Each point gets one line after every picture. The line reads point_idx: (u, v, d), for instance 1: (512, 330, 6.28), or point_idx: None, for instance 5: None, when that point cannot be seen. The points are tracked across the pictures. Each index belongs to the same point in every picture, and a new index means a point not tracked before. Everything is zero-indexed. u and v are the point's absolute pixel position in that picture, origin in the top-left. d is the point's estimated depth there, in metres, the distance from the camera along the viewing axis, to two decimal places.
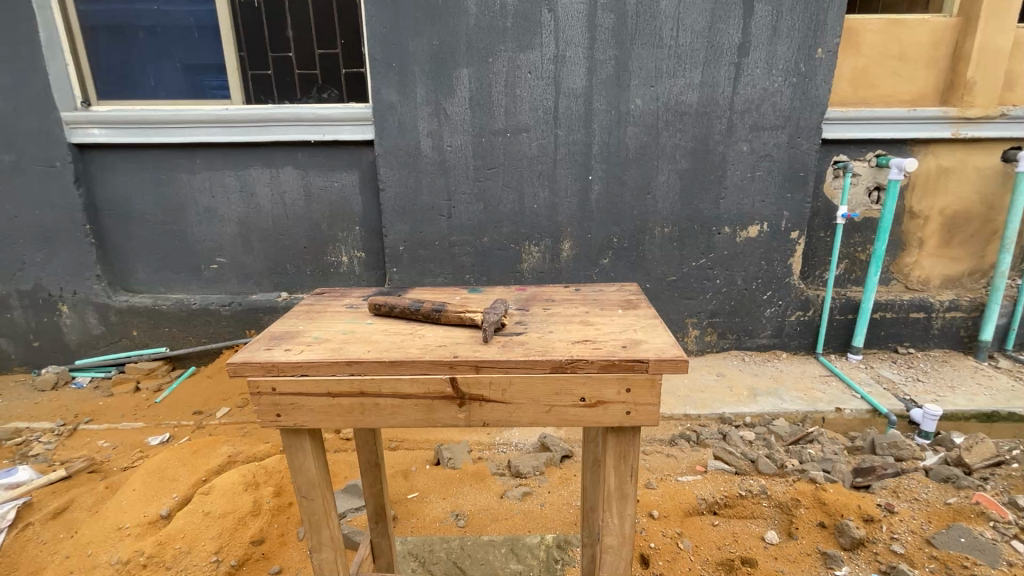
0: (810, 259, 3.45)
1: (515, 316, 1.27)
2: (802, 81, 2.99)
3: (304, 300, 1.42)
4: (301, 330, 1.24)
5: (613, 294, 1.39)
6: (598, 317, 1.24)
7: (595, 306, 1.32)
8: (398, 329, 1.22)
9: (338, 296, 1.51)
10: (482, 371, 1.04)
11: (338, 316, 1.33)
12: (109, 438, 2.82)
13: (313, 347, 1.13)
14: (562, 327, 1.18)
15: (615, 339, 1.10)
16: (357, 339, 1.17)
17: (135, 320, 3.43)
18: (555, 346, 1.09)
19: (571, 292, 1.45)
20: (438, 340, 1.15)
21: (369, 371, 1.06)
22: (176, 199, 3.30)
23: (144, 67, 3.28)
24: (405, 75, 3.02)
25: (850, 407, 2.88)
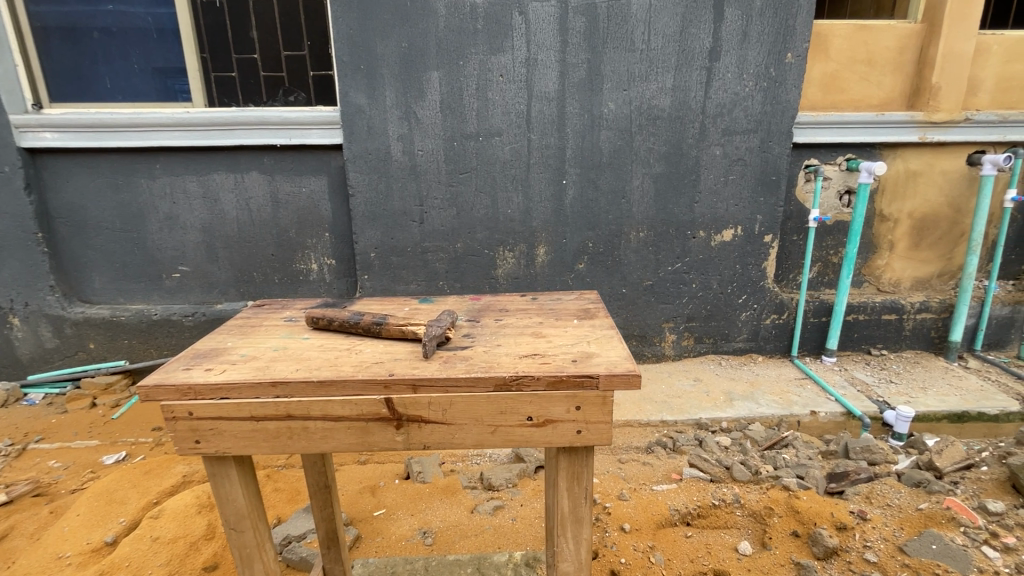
0: (784, 263, 3.46)
1: (466, 327, 1.23)
2: (773, 85, 3.00)
3: (241, 313, 1.35)
4: (229, 346, 1.18)
5: (571, 304, 1.36)
6: (552, 329, 1.20)
7: (550, 316, 1.29)
8: (335, 344, 1.17)
9: (278, 308, 1.44)
10: (420, 391, 0.99)
11: (275, 330, 1.27)
12: (60, 458, 2.68)
13: (238, 367, 1.07)
14: (513, 341, 1.14)
15: (566, 352, 1.07)
16: (289, 356, 1.11)
17: (93, 332, 3.28)
18: (501, 361, 1.05)
19: (528, 301, 1.40)
20: (378, 356, 1.09)
21: (297, 392, 1.01)
22: (135, 206, 3.17)
23: (99, 68, 3.15)
24: (373, 78, 2.95)
25: (824, 411, 2.87)
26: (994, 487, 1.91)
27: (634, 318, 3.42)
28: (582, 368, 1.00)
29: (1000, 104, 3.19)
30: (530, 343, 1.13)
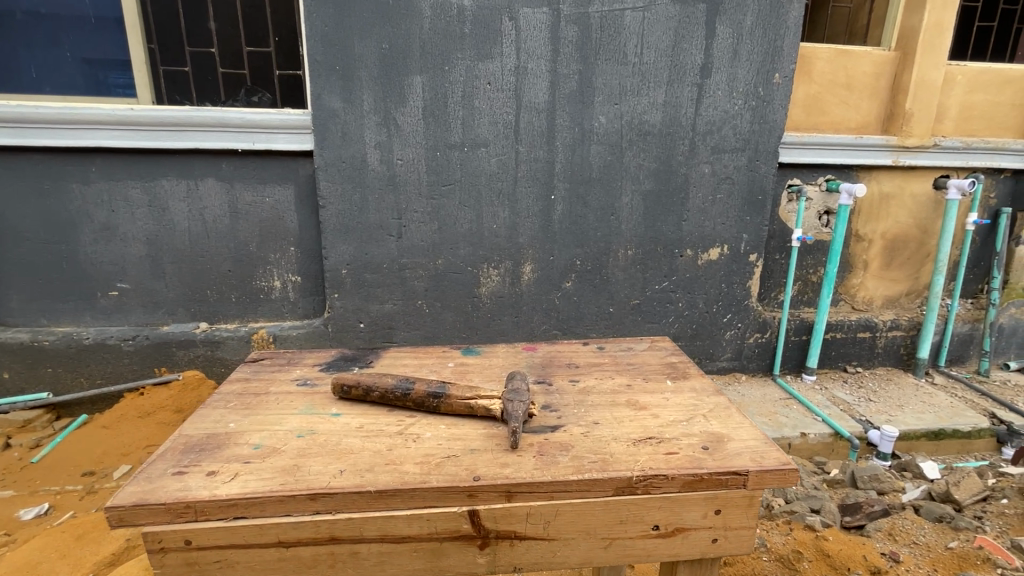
0: (766, 281, 3.45)
1: (544, 398, 1.46)
2: (761, 105, 2.99)
3: (243, 378, 1.56)
4: (230, 432, 1.29)
5: (655, 362, 1.70)
6: (643, 396, 1.46)
7: (635, 377, 1.59)
8: (386, 431, 1.29)
9: (286, 367, 1.66)
10: (515, 499, 1.10)
11: (298, 401, 1.43)
12: None
13: (261, 467, 1.14)
14: (619, 410, 1.40)
15: (695, 438, 1.25)
16: (322, 449, 1.21)
17: (9, 359, 2.82)
18: (614, 449, 1.21)
19: (597, 352, 1.79)
20: (448, 449, 1.20)
21: (349, 506, 1.07)
22: (65, 213, 2.75)
23: (22, 54, 2.72)
24: (350, 80, 2.70)
25: (814, 432, 2.83)
26: (1017, 522, 1.96)
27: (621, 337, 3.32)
28: (723, 464, 1.16)
29: (963, 131, 3.34)
30: (639, 420, 1.34)
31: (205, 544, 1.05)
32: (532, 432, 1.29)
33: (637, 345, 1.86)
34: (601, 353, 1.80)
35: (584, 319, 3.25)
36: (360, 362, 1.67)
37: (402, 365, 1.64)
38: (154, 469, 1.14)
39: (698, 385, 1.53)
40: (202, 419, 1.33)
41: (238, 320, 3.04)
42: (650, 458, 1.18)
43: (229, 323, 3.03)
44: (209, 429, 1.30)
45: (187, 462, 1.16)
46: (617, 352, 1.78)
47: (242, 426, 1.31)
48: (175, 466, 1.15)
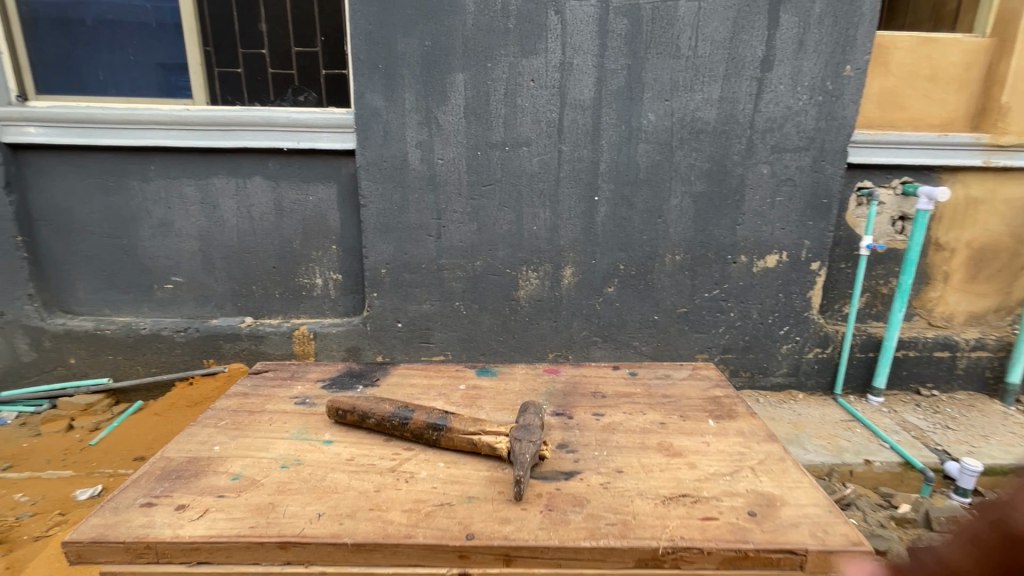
0: (829, 292, 3.18)
1: (560, 434, 1.43)
2: (828, 100, 2.75)
3: (239, 396, 1.62)
4: (212, 457, 1.33)
5: (694, 397, 1.64)
6: (677, 439, 1.41)
7: (671, 415, 1.53)
8: (378, 466, 1.29)
9: (288, 382, 1.73)
10: (514, 564, 1.05)
11: (290, 424, 1.47)
12: (29, 491, 2.40)
13: (235, 504, 1.16)
14: (650, 455, 1.34)
15: (741, 502, 1.17)
16: (304, 486, 1.21)
17: (74, 346, 3.00)
18: (639, 508, 1.15)
19: (628, 379, 1.76)
20: (441, 496, 1.17)
21: (323, 557, 1.06)
22: (126, 209, 2.89)
23: (91, 59, 2.88)
24: (392, 79, 2.69)
25: (880, 460, 2.56)
26: None
27: (665, 347, 3.15)
28: (774, 541, 1.06)
29: None
30: (669, 469, 1.28)
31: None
32: (540, 479, 1.24)
33: (675, 372, 1.82)
34: (633, 379, 1.76)
35: (626, 326, 3.10)
36: (365, 380, 1.72)
37: (409, 386, 1.67)
38: (123, 499, 1.17)
39: (746, 428, 1.46)
40: (187, 441, 1.38)
41: (282, 316, 3.10)
42: (682, 525, 1.09)
43: (273, 318, 3.09)
44: (194, 452, 1.34)
45: (158, 492, 1.19)
46: (651, 381, 1.73)
47: (225, 451, 1.35)
48: (145, 497, 1.18)
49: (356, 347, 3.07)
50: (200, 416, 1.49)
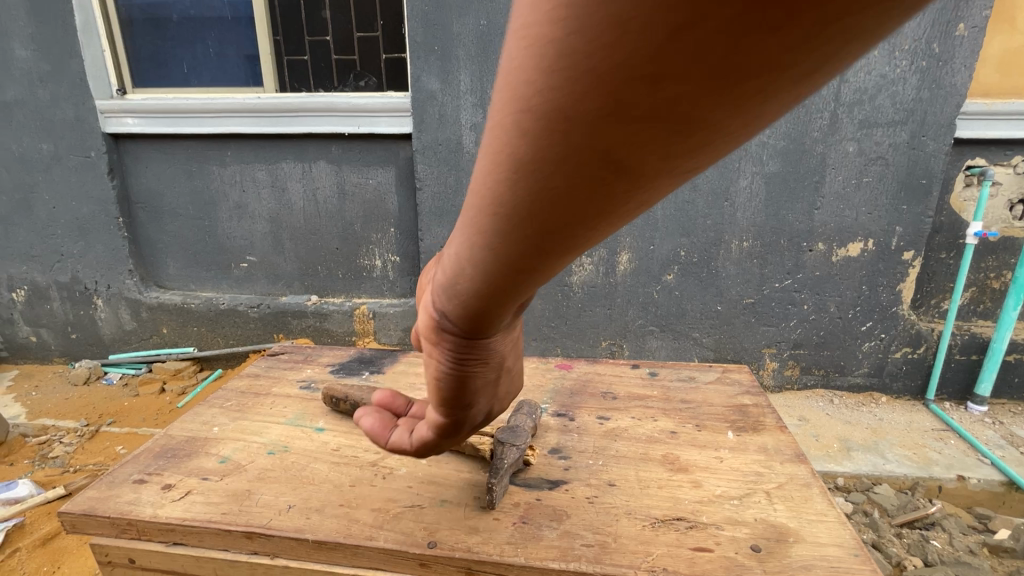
0: (925, 285, 2.82)
1: (555, 437, 1.37)
2: (934, 66, 2.41)
3: (250, 376, 1.71)
4: (208, 438, 1.39)
5: (718, 404, 1.51)
6: (685, 452, 1.30)
7: (685, 423, 1.42)
8: (360, 459, 1.30)
9: (299, 366, 1.81)
10: None
11: (284, 409, 1.53)
12: (127, 444, 2.72)
13: (214, 488, 1.20)
14: (650, 468, 1.25)
15: (766, 524, 1.06)
16: (280, 475, 1.24)
17: (166, 317, 3.32)
18: (624, 529, 1.06)
19: (647, 380, 1.66)
20: (410, 499, 1.15)
21: (286, 549, 1.07)
22: (207, 193, 3.13)
23: (177, 53, 3.11)
24: (447, 61, 2.67)
25: (977, 476, 2.26)
26: None
27: (728, 340, 2.95)
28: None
29: None
30: (669, 487, 1.18)
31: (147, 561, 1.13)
32: (522, 488, 1.19)
33: (700, 374, 1.69)
34: (652, 381, 1.66)
35: (686, 316, 2.94)
36: (371, 367, 1.78)
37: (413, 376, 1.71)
38: (119, 474, 1.26)
39: (769, 444, 1.32)
40: (190, 421, 1.47)
41: (345, 295, 3.24)
42: (668, 555, 0.99)
43: (336, 297, 3.24)
44: (192, 432, 1.42)
45: (151, 469, 1.27)
46: (669, 385, 1.62)
47: (221, 433, 1.42)
48: (139, 473, 1.26)
49: (412, 327, 3.15)
50: (208, 397, 1.58)
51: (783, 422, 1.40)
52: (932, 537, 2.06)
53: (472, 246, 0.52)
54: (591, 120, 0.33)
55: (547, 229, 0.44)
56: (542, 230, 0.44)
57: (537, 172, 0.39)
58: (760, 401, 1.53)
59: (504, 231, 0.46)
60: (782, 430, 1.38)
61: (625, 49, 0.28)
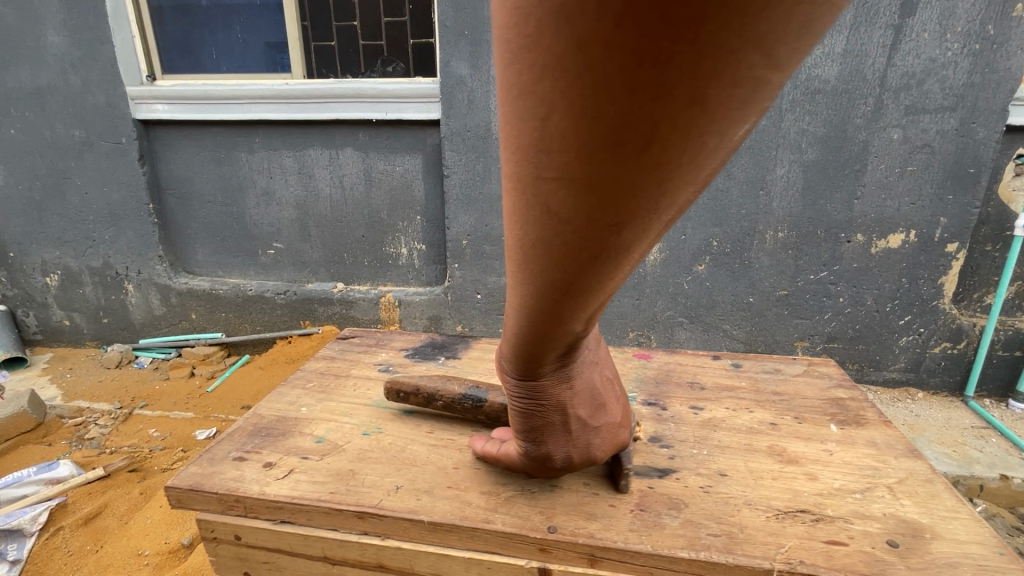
0: (967, 279, 2.73)
1: (654, 427, 1.35)
2: (985, 50, 2.30)
3: (327, 358, 1.72)
4: (299, 418, 1.41)
5: (812, 397, 1.48)
6: (792, 444, 1.26)
7: (783, 415, 1.40)
8: (457, 442, 1.30)
9: (374, 349, 1.81)
10: (598, 567, 0.99)
11: (374, 391, 1.54)
12: (160, 427, 2.76)
13: (316, 467, 1.21)
14: (759, 459, 1.22)
15: (861, 520, 1.02)
16: (382, 457, 1.24)
17: (194, 303, 3.35)
18: (748, 520, 1.03)
19: (732, 372, 1.64)
20: (523, 483, 1.13)
21: (400, 531, 1.07)
22: (235, 179, 3.14)
23: (206, 39, 3.11)
24: (478, 45, 2.62)
25: (1021, 476, 2.20)
26: None
27: (760, 332, 2.89)
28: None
29: None
30: (784, 478, 1.15)
31: (254, 537, 1.14)
32: (630, 475, 1.17)
33: (787, 367, 1.66)
34: (738, 372, 1.64)
35: (717, 308, 2.88)
36: (446, 352, 1.77)
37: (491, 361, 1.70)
38: (218, 451, 1.27)
39: (878, 438, 1.29)
40: (278, 400, 1.48)
41: (370, 282, 3.24)
42: (802, 547, 0.96)
43: (362, 284, 3.24)
44: (282, 412, 1.43)
45: (249, 447, 1.28)
46: (758, 376, 1.60)
47: (311, 413, 1.42)
48: (237, 451, 1.27)
49: (438, 315, 3.14)
50: (290, 377, 1.59)
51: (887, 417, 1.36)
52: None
53: (510, 281, 0.58)
54: (563, 151, 0.38)
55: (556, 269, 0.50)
56: (559, 261, 0.49)
57: (544, 198, 0.43)
58: (856, 395, 1.49)
59: (532, 256, 0.50)
60: (887, 425, 1.34)
61: (558, 81, 0.34)
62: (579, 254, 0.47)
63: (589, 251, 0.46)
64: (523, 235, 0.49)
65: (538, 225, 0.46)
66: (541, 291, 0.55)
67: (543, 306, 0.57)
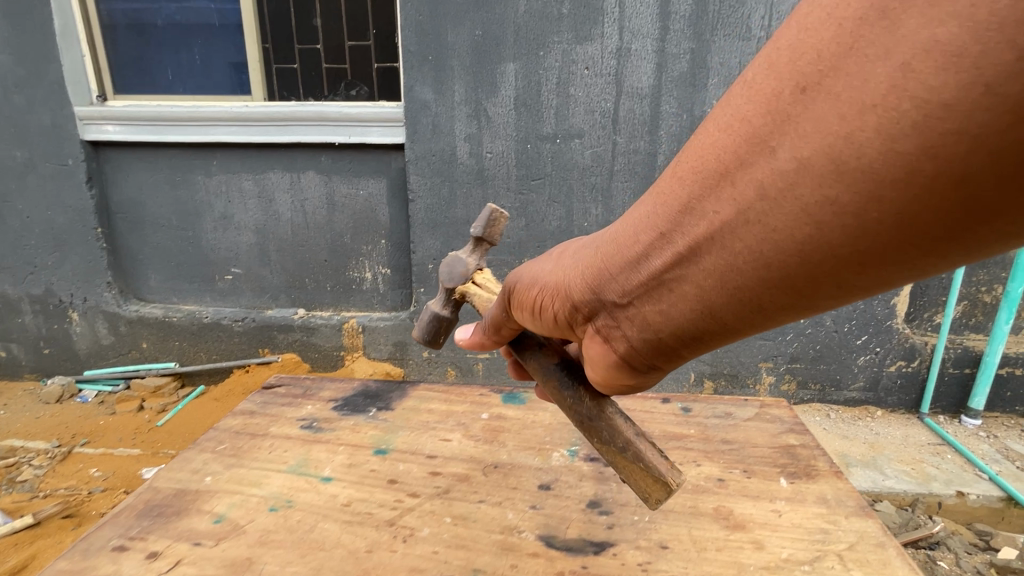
0: (917, 300, 2.83)
1: (592, 490, 1.35)
2: None
3: (244, 416, 1.65)
4: (199, 491, 1.34)
5: (763, 445, 1.50)
6: (738, 504, 1.28)
7: (732, 468, 1.41)
8: (376, 517, 1.25)
9: (297, 402, 1.75)
10: None
11: (291, 451, 1.49)
12: (102, 467, 2.59)
13: (208, 556, 1.14)
14: (704, 525, 1.23)
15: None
16: (285, 540, 1.18)
17: (145, 331, 3.19)
18: None
19: (681, 416, 1.64)
20: (441, 565, 1.12)
21: None
22: (191, 203, 3.03)
23: (163, 60, 3.03)
24: (442, 70, 2.63)
25: (976, 492, 2.25)
26: None
27: (724, 354, 2.92)
28: None
29: None
30: (729, 549, 1.16)
31: None
32: (563, 553, 1.15)
33: (737, 410, 1.66)
34: (687, 416, 1.64)
35: None
36: (379, 404, 1.73)
37: (426, 414, 1.67)
38: (96, 540, 1.19)
39: (829, 493, 1.31)
40: (179, 469, 1.41)
41: (333, 307, 3.15)
42: None
43: (324, 309, 3.15)
44: (182, 484, 1.36)
45: (134, 533, 1.21)
46: (706, 421, 1.60)
47: (215, 485, 1.36)
48: (120, 538, 1.20)
49: (403, 341, 3.06)
50: (199, 439, 1.53)
51: (838, 468, 1.39)
52: (938, 559, 2.05)
53: (757, 276, 0.65)
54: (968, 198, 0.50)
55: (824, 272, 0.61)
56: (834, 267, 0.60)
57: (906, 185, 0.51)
58: (806, 441, 1.52)
59: (817, 257, 0.60)
60: (838, 477, 1.37)
61: None
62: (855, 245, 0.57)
63: (861, 246, 0.57)
64: (835, 193, 0.56)
65: (865, 196, 0.54)
66: (777, 269, 0.63)
67: (756, 287, 0.66)
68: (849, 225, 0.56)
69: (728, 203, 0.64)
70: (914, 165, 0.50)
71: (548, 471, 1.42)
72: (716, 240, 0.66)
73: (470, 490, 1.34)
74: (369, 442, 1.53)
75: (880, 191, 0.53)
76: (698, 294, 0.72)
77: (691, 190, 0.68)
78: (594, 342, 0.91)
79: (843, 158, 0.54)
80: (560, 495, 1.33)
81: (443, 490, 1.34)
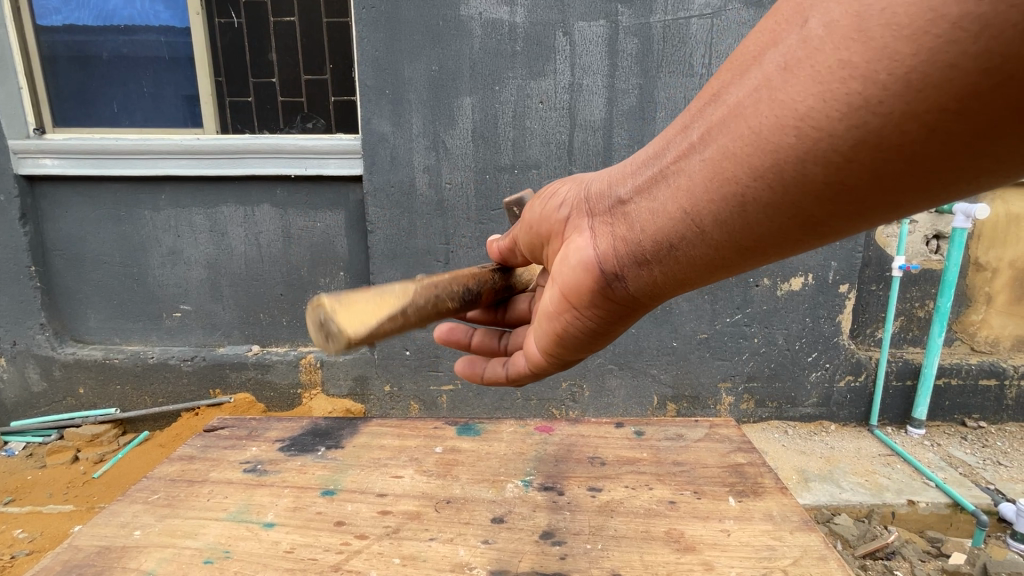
0: (860, 316, 3.00)
1: (547, 518, 1.34)
2: None
3: (181, 463, 1.56)
4: (126, 546, 1.24)
5: (712, 465, 1.52)
6: (690, 526, 1.29)
7: (683, 490, 1.42)
8: (320, 562, 1.18)
9: (244, 444, 1.67)
10: None
11: (233, 497, 1.41)
12: (28, 527, 2.37)
13: None
14: (656, 550, 1.22)
15: None
16: None
17: (83, 375, 2.98)
18: None
19: (634, 441, 1.65)
20: None
21: None
22: (136, 238, 2.91)
23: (107, 93, 2.94)
24: (399, 103, 2.66)
25: (926, 500, 2.34)
26: None
27: (685, 376, 2.98)
28: None
29: None
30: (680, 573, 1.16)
31: None
32: None
33: (688, 432, 1.69)
34: (640, 440, 1.66)
35: (643, 353, 2.94)
36: (328, 442, 1.66)
37: (378, 450, 1.62)
38: None
39: (775, 511, 1.34)
40: (104, 525, 1.31)
41: (290, 343, 3.05)
42: None
43: (279, 345, 3.04)
44: (107, 541, 1.26)
45: None
46: (659, 444, 1.62)
47: (145, 539, 1.26)
48: None
49: (363, 375, 2.98)
50: (128, 491, 1.42)
51: (782, 482, 1.43)
52: (895, 568, 2.13)
53: (750, 162, 0.74)
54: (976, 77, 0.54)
55: (803, 158, 0.69)
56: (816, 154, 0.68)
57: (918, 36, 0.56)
58: (754, 459, 1.55)
59: (804, 142, 0.68)
60: (783, 493, 1.40)
61: None
62: (846, 117, 0.63)
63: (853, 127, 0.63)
64: (847, 55, 0.61)
65: (881, 50, 0.59)
66: (769, 154, 0.71)
67: (741, 168, 0.75)
68: (845, 93, 0.62)
69: (748, 84, 0.73)
70: (940, 8, 0.54)
71: (501, 503, 1.39)
72: (725, 121, 0.76)
73: (420, 529, 1.29)
74: (317, 483, 1.47)
75: (893, 48, 0.58)
76: (690, 190, 0.82)
77: (721, 81, 0.78)
78: (585, 243, 1.03)
79: (870, 15, 0.59)
80: (513, 528, 1.30)
81: (392, 530, 1.29)
